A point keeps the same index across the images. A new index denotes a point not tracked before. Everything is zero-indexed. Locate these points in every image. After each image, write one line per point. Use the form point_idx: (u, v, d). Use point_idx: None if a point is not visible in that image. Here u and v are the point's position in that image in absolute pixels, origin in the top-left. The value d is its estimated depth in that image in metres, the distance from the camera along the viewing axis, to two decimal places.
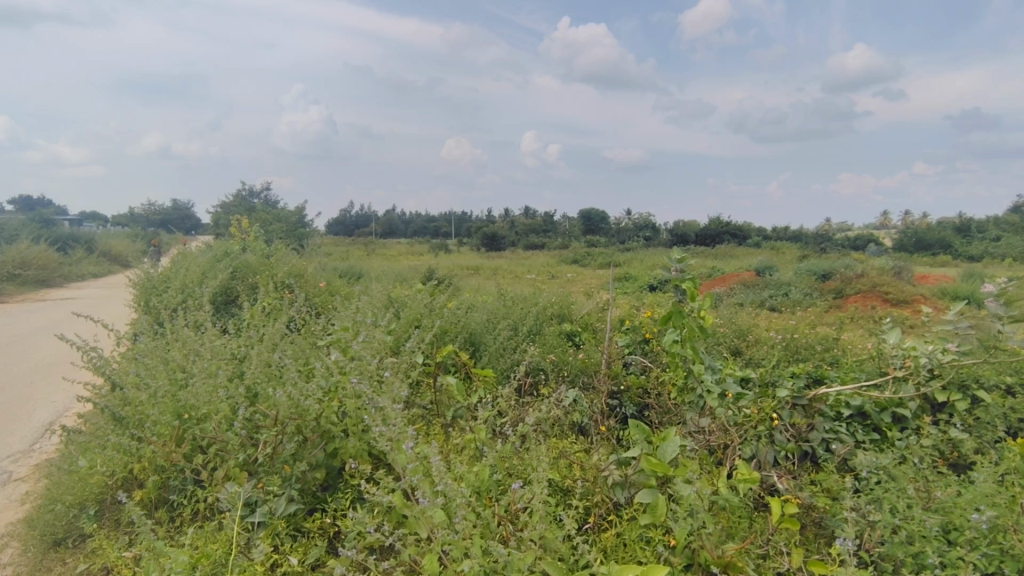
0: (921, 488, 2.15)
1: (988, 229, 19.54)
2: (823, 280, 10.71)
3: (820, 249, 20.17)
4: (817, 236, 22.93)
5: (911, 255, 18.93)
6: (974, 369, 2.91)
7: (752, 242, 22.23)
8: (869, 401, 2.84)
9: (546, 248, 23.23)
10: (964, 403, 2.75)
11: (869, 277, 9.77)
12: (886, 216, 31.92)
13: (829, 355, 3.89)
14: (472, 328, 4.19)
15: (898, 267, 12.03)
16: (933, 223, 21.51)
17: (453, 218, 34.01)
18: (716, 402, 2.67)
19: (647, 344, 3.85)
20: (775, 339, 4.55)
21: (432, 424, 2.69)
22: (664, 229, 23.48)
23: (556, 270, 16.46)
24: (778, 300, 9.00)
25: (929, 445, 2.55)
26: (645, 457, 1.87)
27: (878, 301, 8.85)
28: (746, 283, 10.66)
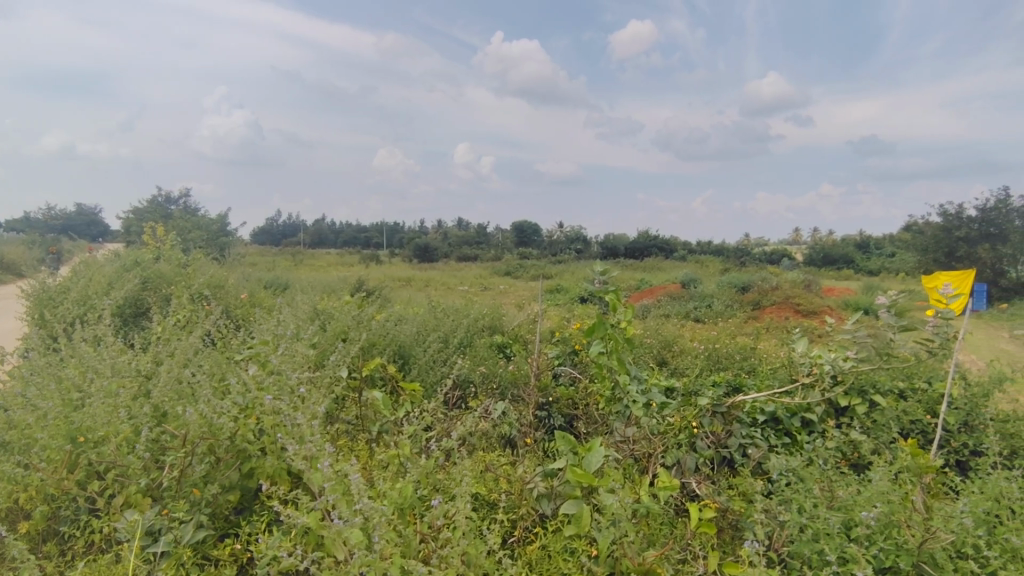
0: (825, 489, 2.28)
1: (885, 245, 21.29)
2: (742, 292, 11.31)
3: (740, 262, 21.31)
4: (736, 250, 24.25)
5: (819, 269, 20.35)
6: (870, 375, 3.14)
7: (677, 256, 23.21)
8: (781, 407, 3.01)
9: (479, 260, 23.27)
10: (862, 407, 2.98)
11: (783, 289, 10.41)
12: (797, 232, 34.19)
13: (746, 364, 4.10)
14: (401, 341, 4.11)
15: (807, 280, 12.86)
16: (838, 239, 23.25)
17: (385, 229, 33.43)
18: (640, 412, 2.73)
19: (576, 356, 3.92)
20: (697, 349, 4.74)
21: (355, 441, 2.61)
22: (596, 242, 24.15)
23: (488, 282, 16.50)
24: (702, 311, 9.39)
25: (833, 447, 2.73)
26: (570, 468, 1.88)
27: (791, 312, 9.42)
28: (672, 295, 11.09)
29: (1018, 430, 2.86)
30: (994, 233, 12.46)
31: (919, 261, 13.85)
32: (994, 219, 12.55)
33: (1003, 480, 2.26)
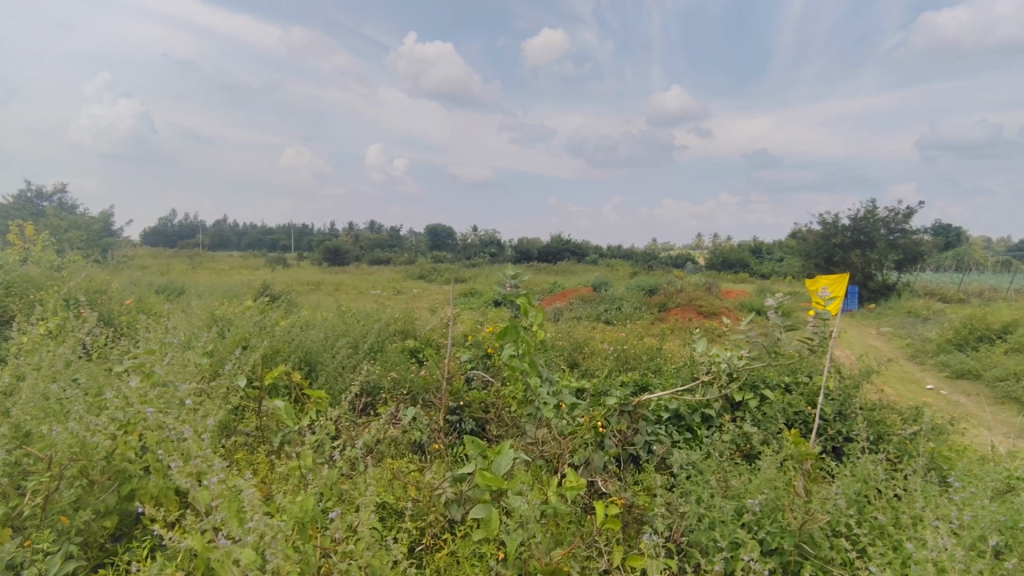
0: (721, 480, 2.42)
1: (775, 250, 23.05)
2: (649, 294, 11.85)
3: (647, 266, 22.34)
4: (643, 254, 25.41)
5: (717, 273, 21.69)
6: (761, 371, 3.37)
7: (589, 259, 23.93)
8: (683, 404, 3.18)
9: (392, 263, 22.83)
10: (754, 402, 3.20)
11: (686, 292, 11.01)
12: (699, 237, 36.36)
13: (653, 364, 4.28)
14: (308, 347, 3.93)
15: (708, 283, 13.69)
16: (734, 244, 24.97)
17: (292, 231, 31.98)
18: (551, 414, 2.75)
19: (489, 359, 3.92)
20: (607, 350, 4.90)
21: (254, 454, 2.46)
22: (510, 246, 24.48)
23: (401, 286, 16.19)
24: (611, 314, 9.71)
25: (728, 440, 2.90)
26: (479, 472, 1.86)
27: (693, 313, 9.96)
28: (583, 298, 11.43)
29: (883, 417, 3.18)
30: (864, 240, 13.87)
31: (804, 266, 15.13)
32: (864, 228, 13.94)
33: (870, 462, 2.49)
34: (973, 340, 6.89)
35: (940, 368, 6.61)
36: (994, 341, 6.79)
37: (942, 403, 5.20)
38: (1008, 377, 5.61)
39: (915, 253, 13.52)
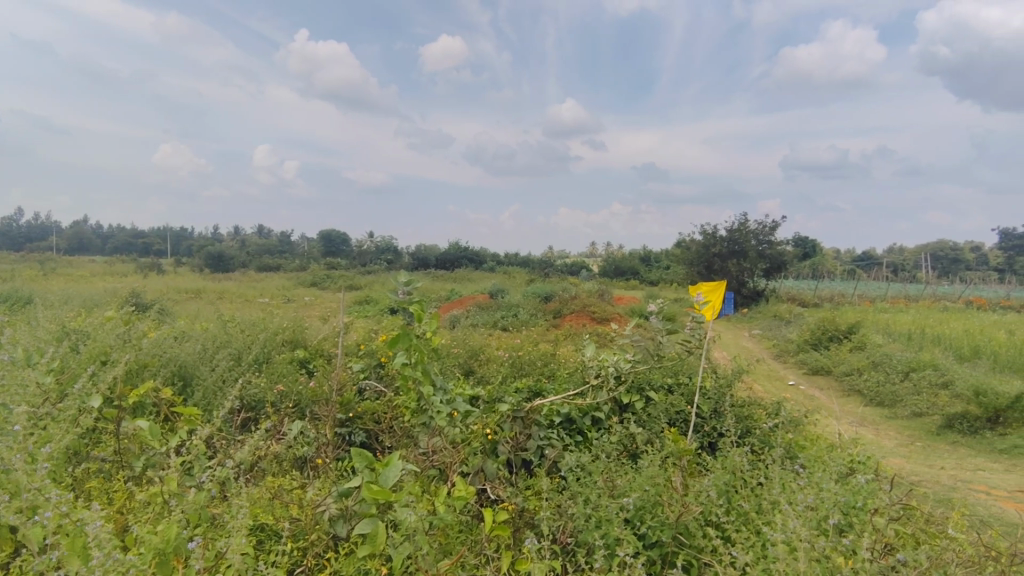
0: (607, 480, 2.53)
1: (661, 258, 24.46)
2: (545, 301, 12.17)
3: (543, 273, 22.91)
4: (540, 262, 26.06)
5: (609, 280, 22.67)
6: (646, 374, 3.55)
7: (487, 266, 24.12)
8: (574, 408, 3.28)
9: (282, 270, 21.66)
10: (640, 403, 3.36)
11: (580, 298, 11.40)
12: (593, 246, 37.82)
13: (546, 369, 4.38)
14: (182, 360, 3.61)
15: (600, 290, 14.29)
16: (624, 253, 26.25)
17: (168, 235, 29.41)
18: (444, 422, 2.71)
19: (382, 369, 3.82)
20: (502, 356, 4.96)
21: (111, 482, 2.21)
22: (407, 253, 24.16)
23: (292, 294, 15.42)
24: (508, 320, 9.83)
25: (615, 441, 3.03)
26: (366, 486, 1.80)
27: (587, 318, 10.32)
28: (481, 305, 11.51)
29: (750, 413, 3.47)
30: (738, 250, 15.09)
31: (687, 273, 16.20)
32: (737, 239, 15.13)
33: (738, 455, 2.71)
34: (826, 340, 7.65)
35: (798, 367, 7.33)
36: (842, 340, 7.52)
37: (800, 398, 5.77)
38: (853, 372, 6.33)
39: (780, 261, 14.89)
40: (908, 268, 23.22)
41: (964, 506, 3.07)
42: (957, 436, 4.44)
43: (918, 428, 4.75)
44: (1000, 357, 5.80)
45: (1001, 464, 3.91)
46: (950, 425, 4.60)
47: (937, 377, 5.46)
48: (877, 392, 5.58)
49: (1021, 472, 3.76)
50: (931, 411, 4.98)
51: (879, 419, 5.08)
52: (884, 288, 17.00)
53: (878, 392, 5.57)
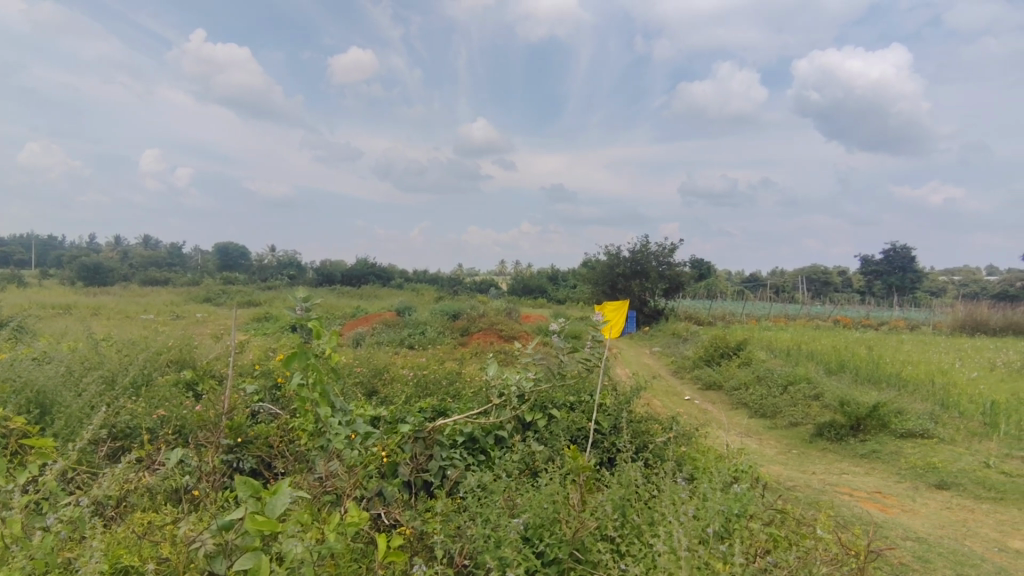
0: (507, 499, 2.53)
1: (568, 277, 25.07)
2: (453, 319, 12.12)
3: (453, 291, 22.87)
4: (450, 279, 25.99)
5: (518, 299, 23.00)
6: (549, 392, 3.59)
7: (395, 283, 23.70)
8: (477, 427, 3.26)
9: (170, 284, 20.08)
10: (543, 421, 3.39)
11: (487, 316, 11.45)
12: (502, 264, 38.25)
13: (451, 389, 4.33)
14: (41, 385, 3.23)
15: (509, 308, 14.45)
16: (533, 271, 26.76)
17: (33, 243, 26.39)
18: (342, 445, 2.60)
19: (278, 390, 3.61)
20: (407, 375, 4.85)
21: None
22: (311, 269, 23.25)
23: (180, 310, 14.31)
24: (415, 338, 9.65)
25: (517, 459, 3.04)
26: (250, 516, 1.69)
27: (494, 336, 10.34)
28: (387, 323, 11.24)
29: (647, 427, 3.60)
30: (639, 270, 15.82)
31: (592, 292, 16.76)
32: (639, 260, 15.86)
33: (633, 470, 2.80)
34: (717, 356, 8.13)
35: (692, 384, 7.75)
36: (732, 357, 8.03)
37: (693, 412, 6.10)
38: (740, 387, 6.78)
39: (678, 282, 15.71)
40: (788, 289, 25.39)
41: (831, 508, 3.37)
42: (827, 444, 4.88)
43: (794, 437, 5.18)
44: (862, 371, 6.45)
45: (862, 468, 4.33)
46: (820, 433, 5.05)
47: (810, 389, 5.97)
48: (761, 405, 6.01)
49: (878, 474, 4.18)
50: (805, 421, 5.45)
51: (762, 430, 5.48)
52: (767, 308, 18.48)
53: (761, 404, 6.01)
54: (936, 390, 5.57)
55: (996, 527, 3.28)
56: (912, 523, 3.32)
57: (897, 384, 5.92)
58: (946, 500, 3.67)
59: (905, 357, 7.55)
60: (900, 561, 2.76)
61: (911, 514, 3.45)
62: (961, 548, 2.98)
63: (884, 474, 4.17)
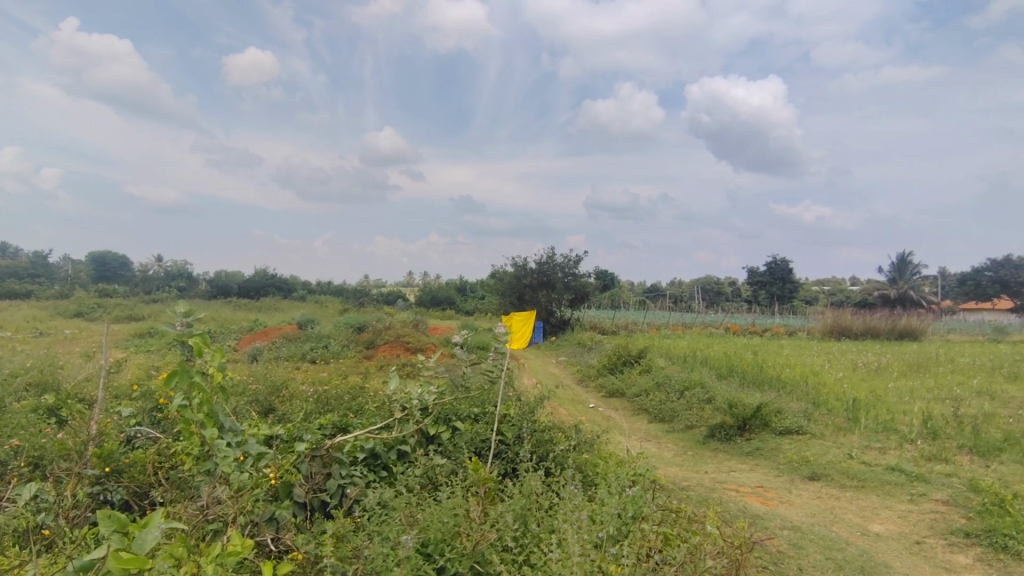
0: (407, 516, 2.47)
1: (476, 288, 25.11)
2: (359, 331, 11.78)
3: (359, 303, 22.25)
4: (356, 291, 25.28)
5: (427, 311, 22.77)
6: (453, 404, 3.55)
7: (298, 294, 22.71)
8: (379, 442, 3.16)
9: (34, 297, 18.02)
10: (447, 434, 3.35)
11: (395, 328, 11.22)
12: (411, 276, 37.75)
13: (354, 404, 4.17)
14: None
15: (417, 319, 14.27)
16: (443, 282, 26.64)
17: None
18: (229, 468, 2.43)
19: (159, 412, 3.32)
20: (307, 391, 4.62)
21: None
22: (203, 279, 21.76)
23: (46, 326, 12.86)
24: (317, 352, 9.26)
25: (420, 473, 2.98)
26: (112, 555, 1.53)
27: (401, 348, 10.13)
28: (287, 336, 10.72)
29: (550, 436, 3.64)
30: (546, 281, 16.17)
31: (500, 302, 16.90)
32: (545, 270, 16.20)
33: (535, 479, 2.83)
34: (619, 364, 8.44)
35: (596, 392, 7.99)
36: (633, 364, 8.36)
37: (597, 419, 6.30)
38: (641, 393, 7.08)
39: (583, 292, 16.21)
40: (684, 299, 27.00)
41: (719, 504, 3.58)
42: (718, 444, 5.20)
43: (689, 439, 5.48)
44: (747, 374, 6.95)
45: (747, 464, 4.66)
46: (712, 434, 5.38)
47: (703, 393, 6.34)
48: (659, 410, 6.30)
49: (761, 470, 4.51)
50: (698, 423, 5.78)
51: (660, 433, 5.76)
52: (666, 316, 19.51)
53: (659, 409, 6.32)
54: (810, 390, 6.11)
55: (858, 513, 3.63)
56: (789, 513, 3.61)
57: (777, 386, 6.43)
58: (817, 490, 4.02)
59: (784, 360, 8.23)
60: (778, 550, 2.99)
61: (788, 505, 3.75)
62: (829, 533, 3.27)
63: (767, 470, 4.50)
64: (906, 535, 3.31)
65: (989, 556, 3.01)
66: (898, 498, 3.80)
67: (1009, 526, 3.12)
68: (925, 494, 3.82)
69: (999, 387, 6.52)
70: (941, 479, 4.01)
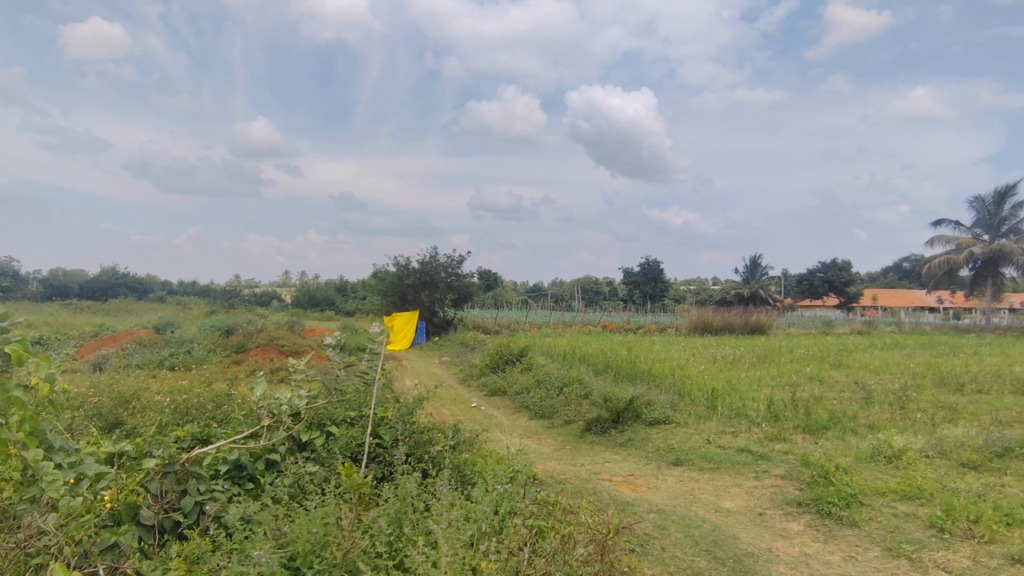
0: (272, 528, 2.34)
1: (358, 288, 24.31)
2: (226, 335, 10.93)
3: (228, 305, 20.68)
4: (225, 291, 23.50)
5: (304, 312, 21.69)
6: (327, 409, 3.40)
7: (154, 296, 20.65)
8: (245, 452, 2.95)
9: None
10: (320, 440, 3.20)
11: (267, 331, 10.54)
12: (287, 275, 35.79)
13: (217, 413, 3.86)
14: None
15: (293, 321, 13.55)
16: (321, 282, 25.51)
17: None
18: (59, 493, 2.16)
19: None
20: (162, 402, 4.20)
21: None
22: (35, 279, 19.08)
23: None
24: (177, 359, 8.48)
25: (289, 483, 2.82)
26: None
27: (274, 352, 9.54)
28: (140, 342, 9.69)
29: (430, 437, 3.60)
30: (429, 281, 16.02)
31: (382, 303, 16.49)
32: (429, 271, 16.05)
33: (411, 481, 2.78)
34: (501, 363, 8.57)
35: (479, 391, 8.06)
36: (515, 363, 8.52)
37: (479, 419, 6.35)
38: (522, 391, 7.24)
39: (466, 292, 16.29)
40: (565, 299, 28.06)
41: (592, 494, 3.75)
42: (594, 437, 5.46)
43: (567, 434, 5.69)
44: (620, 370, 7.35)
45: (619, 455, 4.93)
46: (588, 428, 5.65)
47: (580, 389, 6.61)
48: (540, 406, 6.49)
49: (632, 459, 4.79)
50: (576, 418, 6.02)
51: (540, 430, 5.93)
52: (548, 315, 20.13)
53: (540, 405, 6.51)
54: (675, 383, 6.59)
55: (713, 492, 3.98)
56: (655, 497, 3.87)
57: (647, 380, 6.86)
58: (680, 474, 4.35)
59: (654, 356, 8.82)
60: (644, 533, 3.19)
61: (653, 490, 4.02)
62: (688, 513, 3.55)
63: (636, 458, 4.79)
64: (751, 508, 3.67)
65: (816, 521, 3.43)
66: (745, 476, 4.22)
67: (831, 494, 3.57)
68: (768, 470, 4.27)
69: (827, 374, 7.46)
70: (780, 457, 4.51)
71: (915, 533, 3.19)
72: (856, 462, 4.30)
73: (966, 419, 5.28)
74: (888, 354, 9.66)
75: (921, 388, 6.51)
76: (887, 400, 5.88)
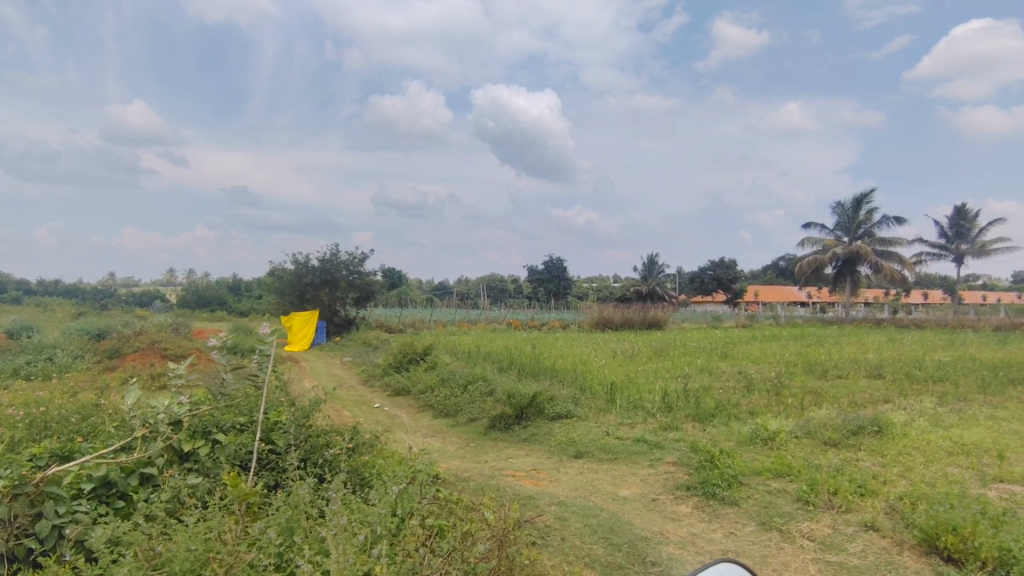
0: (144, 548, 2.14)
1: (252, 287, 22.99)
2: (97, 339, 9.93)
3: (100, 306, 18.82)
4: (97, 292, 21.35)
5: (190, 313, 20.18)
6: (212, 415, 3.18)
7: (9, 297, 18.35)
8: (114, 468, 2.69)
9: None
10: (204, 449, 2.98)
11: (146, 334, 9.69)
12: (172, 274, 33.14)
13: (83, 426, 3.48)
14: None
15: (177, 322, 12.58)
16: (211, 280, 23.87)
17: None
18: None
19: None
20: (15, 416, 3.73)
21: None
22: None
23: None
24: (35, 366, 7.57)
25: (167, 498, 2.60)
26: None
27: (155, 356, 8.78)
28: None
29: (327, 440, 3.46)
30: (330, 279, 15.44)
31: (279, 302, 15.69)
32: (329, 269, 15.48)
33: (304, 488, 2.65)
34: (405, 362, 8.43)
35: (382, 391, 7.87)
36: (419, 362, 8.41)
37: (382, 420, 6.21)
38: (427, 390, 7.16)
39: (369, 291, 15.88)
40: (471, 297, 28.13)
41: (495, 490, 3.77)
42: (498, 434, 5.51)
43: (472, 431, 5.70)
44: (524, 367, 7.47)
45: (522, 450, 5.01)
46: (493, 425, 5.69)
47: (484, 386, 6.64)
48: (444, 404, 6.45)
49: (534, 454, 4.88)
50: (480, 415, 6.05)
51: (444, 428, 5.90)
52: (454, 313, 20.09)
53: (444, 404, 6.47)
54: (576, 378, 6.79)
55: (610, 481, 4.14)
56: (556, 490, 3.96)
57: (549, 375, 7.02)
58: (580, 466, 4.49)
59: (557, 351, 9.04)
60: (544, 525, 3.26)
61: (555, 483, 4.11)
62: (587, 503, 3.66)
63: (539, 453, 4.89)
64: (645, 495, 3.85)
65: (702, 503, 3.66)
66: (641, 464, 4.42)
67: (715, 476, 3.83)
68: (661, 458, 4.51)
69: (714, 365, 8.01)
70: (672, 444, 4.78)
71: (786, 507, 3.50)
72: (738, 446, 4.64)
73: (829, 402, 5.87)
74: (766, 346, 10.52)
75: (793, 376, 7.15)
76: (765, 388, 6.40)
